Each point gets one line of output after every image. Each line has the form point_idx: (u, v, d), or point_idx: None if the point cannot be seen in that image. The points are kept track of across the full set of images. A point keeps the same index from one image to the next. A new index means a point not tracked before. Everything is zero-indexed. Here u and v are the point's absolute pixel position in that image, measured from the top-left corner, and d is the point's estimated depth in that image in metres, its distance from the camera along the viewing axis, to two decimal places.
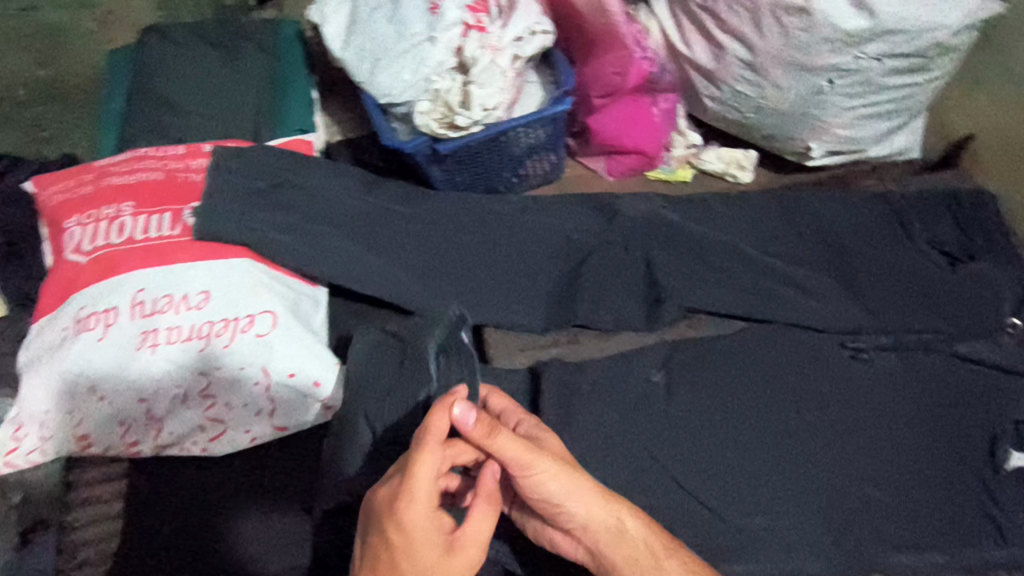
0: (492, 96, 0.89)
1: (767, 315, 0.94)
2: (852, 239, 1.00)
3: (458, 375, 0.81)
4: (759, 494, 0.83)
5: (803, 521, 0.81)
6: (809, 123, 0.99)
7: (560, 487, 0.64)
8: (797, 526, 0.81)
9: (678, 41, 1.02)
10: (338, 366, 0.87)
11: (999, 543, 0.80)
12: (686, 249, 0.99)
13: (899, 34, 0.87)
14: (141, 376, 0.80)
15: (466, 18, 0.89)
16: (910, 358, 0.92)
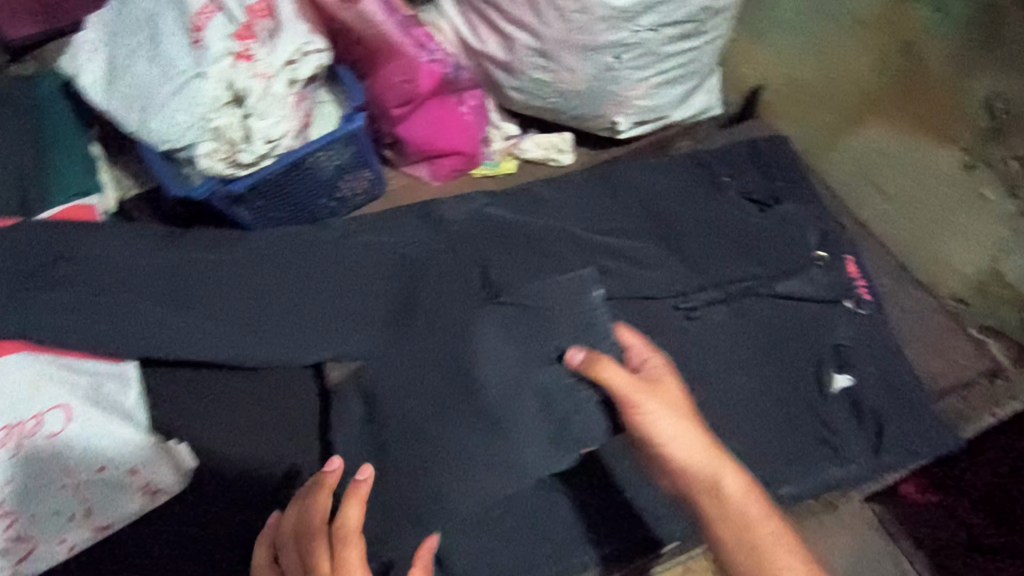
0: (274, 126, 0.81)
1: (602, 292, 0.96)
2: (667, 202, 1.04)
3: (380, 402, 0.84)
4: None
5: None
6: (608, 99, 1.01)
7: (671, 429, 0.70)
8: None
9: (470, 36, 1.00)
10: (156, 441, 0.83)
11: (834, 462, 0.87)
12: (514, 243, 0.99)
13: (669, 2, 0.89)
14: None
15: (233, 47, 0.80)
16: (738, 307, 0.96)
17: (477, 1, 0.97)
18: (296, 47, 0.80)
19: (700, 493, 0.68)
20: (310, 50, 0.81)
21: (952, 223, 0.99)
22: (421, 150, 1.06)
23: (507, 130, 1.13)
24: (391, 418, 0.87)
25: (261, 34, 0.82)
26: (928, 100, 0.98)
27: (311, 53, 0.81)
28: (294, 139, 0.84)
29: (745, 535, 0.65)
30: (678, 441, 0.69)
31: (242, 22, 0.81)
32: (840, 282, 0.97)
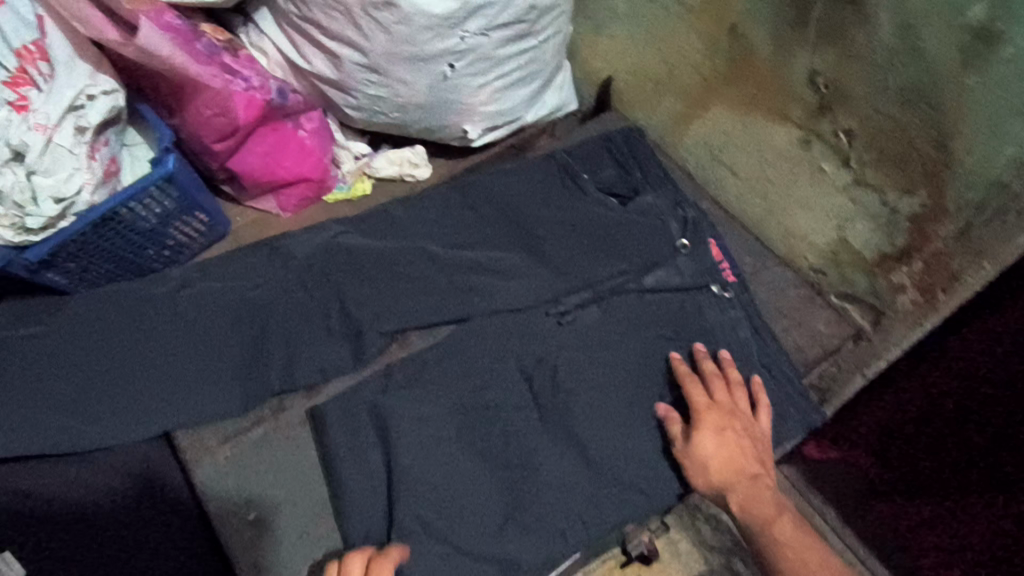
0: (65, 183, 0.72)
1: (468, 312, 0.92)
2: (527, 207, 1.01)
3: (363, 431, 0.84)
4: (503, 501, 0.82)
5: (551, 506, 0.82)
6: (452, 108, 0.97)
7: (700, 464, 0.81)
8: (549, 514, 0.82)
9: (296, 56, 0.94)
10: None
11: None
12: (370, 269, 0.93)
13: (493, 6, 0.85)
14: None
15: (5, 97, 0.71)
16: (609, 307, 0.94)
17: (294, 19, 0.90)
18: (78, 91, 0.71)
19: (753, 515, 0.77)
20: (96, 92, 0.73)
21: (799, 198, 1.01)
22: (259, 182, 0.99)
23: (359, 149, 1.07)
24: (260, 478, 0.82)
25: (38, 79, 0.73)
26: (758, 83, 1.06)
27: (98, 96, 0.73)
28: (96, 192, 0.76)
29: (785, 554, 0.74)
30: (717, 477, 0.80)
31: (14, 68, 0.72)
32: (706, 267, 0.96)
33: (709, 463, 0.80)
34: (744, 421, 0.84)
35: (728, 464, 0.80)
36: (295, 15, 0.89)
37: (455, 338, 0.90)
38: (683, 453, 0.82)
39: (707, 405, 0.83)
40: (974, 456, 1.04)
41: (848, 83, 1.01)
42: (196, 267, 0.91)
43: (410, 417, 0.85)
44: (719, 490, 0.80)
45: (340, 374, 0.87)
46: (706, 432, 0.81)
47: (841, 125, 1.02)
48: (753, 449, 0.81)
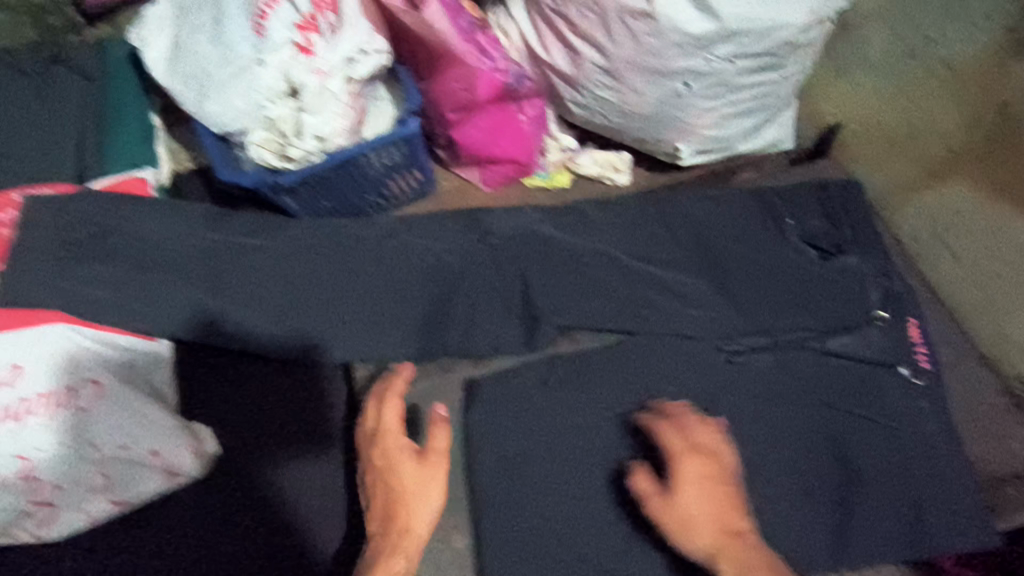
0: (327, 123, 0.81)
1: (641, 327, 0.93)
2: (723, 238, 1.00)
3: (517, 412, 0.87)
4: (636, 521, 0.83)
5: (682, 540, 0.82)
6: (673, 124, 0.97)
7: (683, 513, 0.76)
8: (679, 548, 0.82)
9: (537, 45, 0.98)
10: (184, 427, 0.76)
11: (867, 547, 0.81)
12: (556, 262, 0.96)
13: (750, 34, 0.84)
14: None
15: (294, 38, 0.81)
16: (785, 358, 0.90)
17: (546, 10, 0.93)
18: (356, 47, 0.79)
19: None
20: (370, 49, 0.80)
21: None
22: (472, 154, 1.04)
23: (565, 142, 1.09)
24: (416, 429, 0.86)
25: (324, 27, 0.81)
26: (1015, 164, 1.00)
27: (371, 53, 0.80)
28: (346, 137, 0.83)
29: None
30: (704, 541, 0.74)
31: (306, 13, 0.81)
32: (898, 346, 0.91)
33: (690, 514, 0.76)
34: (715, 472, 0.78)
35: (723, 515, 0.75)
36: (548, 6, 0.93)
37: (620, 347, 0.92)
38: (658, 504, 0.78)
39: (685, 460, 0.78)
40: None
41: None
42: (399, 220, 0.98)
43: (563, 412, 0.88)
44: (710, 551, 0.74)
45: (510, 352, 0.92)
46: (682, 485, 0.77)
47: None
48: (738, 499, 0.77)
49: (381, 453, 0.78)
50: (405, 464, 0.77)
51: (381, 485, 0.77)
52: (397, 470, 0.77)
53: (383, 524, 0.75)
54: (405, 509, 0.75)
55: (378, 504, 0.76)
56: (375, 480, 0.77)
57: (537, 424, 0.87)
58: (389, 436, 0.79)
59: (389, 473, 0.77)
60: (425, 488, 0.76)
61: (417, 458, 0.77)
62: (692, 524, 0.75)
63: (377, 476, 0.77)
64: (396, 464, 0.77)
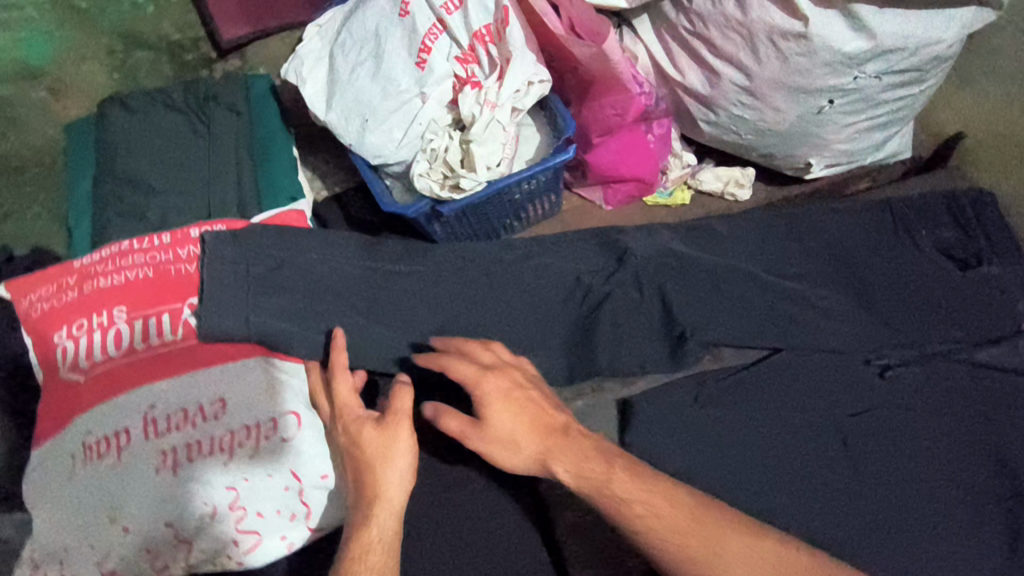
0: (493, 153, 0.82)
1: (789, 341, 0.93)
2: (861, 251, 1.00)
3: (675, 430, 0.87)
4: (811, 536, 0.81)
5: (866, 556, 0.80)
6: (809, 141, 0.97)
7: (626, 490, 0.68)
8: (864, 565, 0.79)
9: (669, 67, 1.00)
10: None
11: None
12: (694, 277, 0.97)
13: (901, 51, 0.85)
14: (167, 503, 0.70)
15: (457, 72, 0.84)
16: (934, 368, 0.91)
17: (684, 32, 0.95)
18: (523, 79, 0.81)
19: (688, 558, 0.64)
20: (535, 80, 0.82)
21: None
22: (600, 174, 1.06)
23: (688, 159, 1.10)
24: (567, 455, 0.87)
25: (486, 59, 0.83)
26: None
27: (536, 84, 0.82)
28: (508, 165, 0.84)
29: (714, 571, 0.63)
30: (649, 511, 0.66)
31: (467, 47, 0.84)
32: None
33: (514, 437, 0.72)
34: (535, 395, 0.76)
35: (543, 426, 0.72)
36: (688, 29, 0.94)
37: (769, 364, 0.91)
38: (461, 422, 0.72)
39: (490, 392, 0.73)
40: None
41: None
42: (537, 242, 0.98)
43: (722, 430, 0.87)
44: (540, 460, 0.71)
45: (657, 371, 0.93)
46: (492, 411, 0.72)
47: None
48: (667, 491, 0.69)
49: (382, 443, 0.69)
50: (369, 434, 0.70)
51: (376, 450, 0.69)
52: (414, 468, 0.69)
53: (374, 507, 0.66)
54: (374, 474, 0.68)
55: (372, 490, 0.67)
56: (366, 466, 0.69)
57: (697, 441, 0.86)
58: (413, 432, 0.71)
59: (396, 440, 0.70)
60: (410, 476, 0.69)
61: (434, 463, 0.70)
62: (524, 443, 0.71)
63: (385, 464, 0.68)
64: (358, 431, 0.71)
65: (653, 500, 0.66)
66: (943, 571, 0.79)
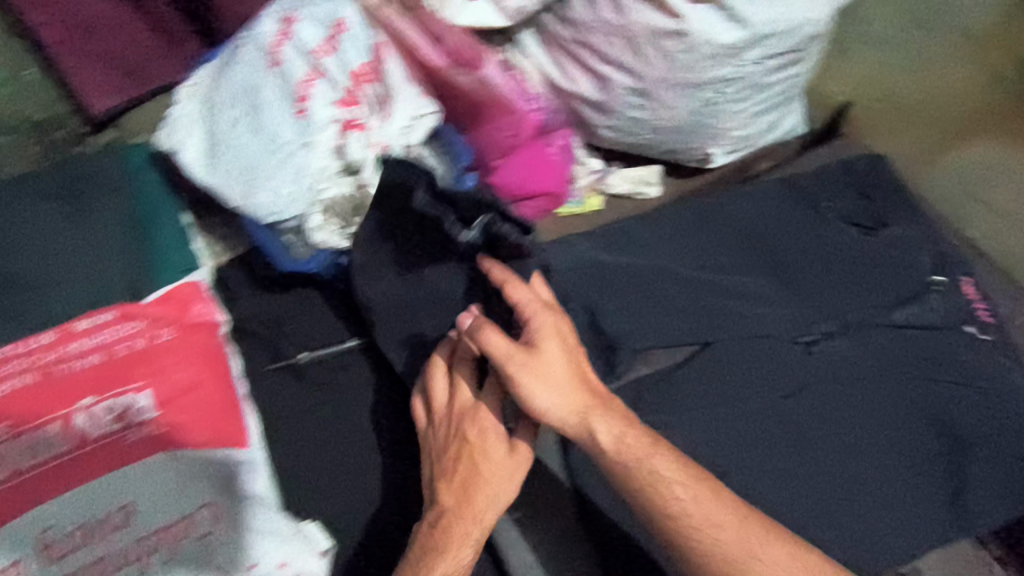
0: (391, 194, 0.80)
1: (717, 334, 0.92)
2: (771, 230, 1.01)
3: None
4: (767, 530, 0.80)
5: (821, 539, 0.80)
6: (706, 132, 0.98)
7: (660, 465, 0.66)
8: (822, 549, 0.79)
9: (559, 77, 0.98)
10: (304, 532, 0.72)
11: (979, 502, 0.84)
12: (618, 284, 0.97)
13: (778, 36, 0.85)
14: None
15: (338, 116, 0.81)
16: (861, 338, 0.92)
17: (568, 42, 0.95)
18: (410, 114, 0.80)
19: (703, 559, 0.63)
20: (422, 115, 0.81)
21: None
22: None
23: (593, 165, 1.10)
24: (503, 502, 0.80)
25: (370, 99, 0.81)
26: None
27: (423, 118, 0.81)
28: None
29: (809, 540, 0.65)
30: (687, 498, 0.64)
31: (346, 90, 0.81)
32: (961, 307, 0.94)
33: (562, 401, 0.69)
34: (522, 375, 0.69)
35: (597, 393, 0.70)
36: (570, 38, 0.94)
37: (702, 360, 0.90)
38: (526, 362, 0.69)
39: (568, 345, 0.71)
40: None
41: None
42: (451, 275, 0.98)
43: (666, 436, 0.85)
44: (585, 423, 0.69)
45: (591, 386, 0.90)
46: (536, 375, 0.68)
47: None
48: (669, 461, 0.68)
49: (455, 436, 0.72)
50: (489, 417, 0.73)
51: (472, 443, 0.72)
52: (484, 457, 0.71)
53: (458, 508, 0.69)
54: (474, 476, 0.70)
55: (450, 487, 0.71)
56: (445, 458, 0.72)
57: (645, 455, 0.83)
58: (484, 421, 0.72)
59: (494, 430, 0.72)
60: (491, 465, 0.71)
61: (506, 449, 0.72)
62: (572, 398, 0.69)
63: (461, 457, 0.71)
64: (466, 420, 0.73)
65: (695, 489, 0.65)
66: (889, 537, 0.81)
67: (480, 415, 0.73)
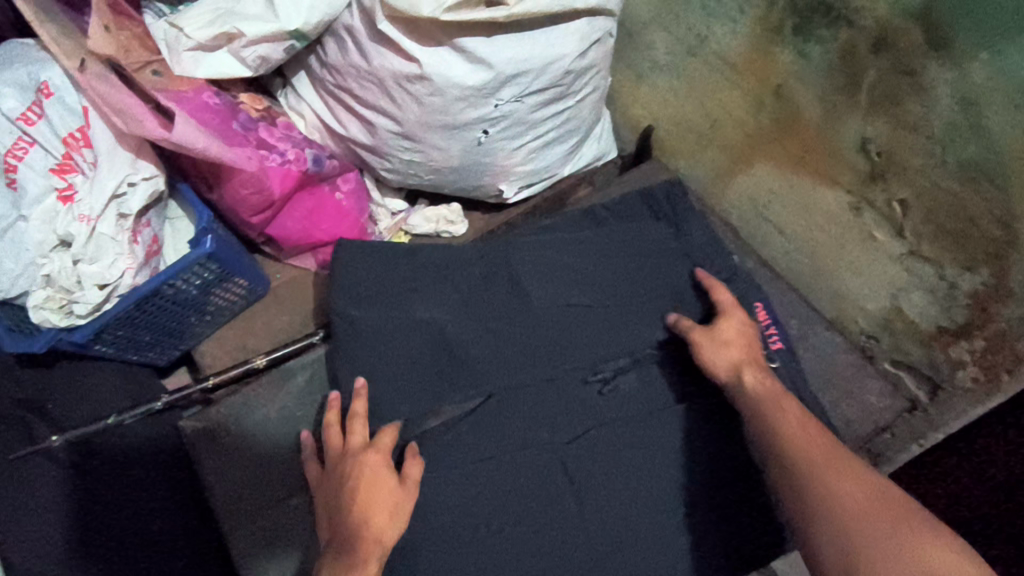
0: (109, 267, 0.74)
1: (499, 378, 0.89)
2: (556, 267, 0.95)
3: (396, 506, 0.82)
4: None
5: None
6: (487, 170, 0.96)
7: (780, 420, 0.71)
8: None
9: (333, 121, 0.95)
10: None
11: (759, 532, 0.84)
12: (394, 337, 0.89)
13: (528, 74, 0.83)
14: None
15: (54, 185, 0.73)
16: (648, 374, 0.91)
17: (331, 87, 0.91)
18: (121, 180, 0.75)
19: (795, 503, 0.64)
20: (136, 180, 0.76)
21: (849, 264, 0.91)
22: (299, 244, 0.99)
23: (394, 207, 1.07)
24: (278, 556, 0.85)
25: (83, 166, 0.75)
26: (805, 143, 0.87)
27: (139, 183, 0.76)
28: (137, 274, 0.78)
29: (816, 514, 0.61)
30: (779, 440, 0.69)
31: (61, 155, 0.74)
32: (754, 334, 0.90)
33: (730, 357, 0.81)
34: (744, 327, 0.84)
35: (750, 358, 0.81)
36: (332, 84, 0.90)
37: (486, 412, 0.87)
38: (701, 336, 0.83)
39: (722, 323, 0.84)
40: (994, 531, 1.04)
41: (902, 150, 0.76)
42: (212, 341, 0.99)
43: (443, 490, 0.82)
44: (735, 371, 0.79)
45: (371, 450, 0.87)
46: (719, 340, 0.82)
47: (896, 193, 0.79)
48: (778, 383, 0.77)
49: (354, 471, 0.78)
50: (386, 478, 0.78)
51: (361, 490, 0.76)
52: (378, 492, 0.76)
53: (354, 533, 0.73)
54: (366, 517, 0.75)
55: (348, 519, 0.75)
56: (345, 496, 0.76)
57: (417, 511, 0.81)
58: (375, 457, 0.79)
59: (374, 484, 0.77)
60: (382, 497, 0.76)
61: (397, 482, 0.78)
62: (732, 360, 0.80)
63: (354, 494, 0.76)
64: (374, 477, 0.77)
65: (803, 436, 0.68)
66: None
67: (375, 453, 0.79)
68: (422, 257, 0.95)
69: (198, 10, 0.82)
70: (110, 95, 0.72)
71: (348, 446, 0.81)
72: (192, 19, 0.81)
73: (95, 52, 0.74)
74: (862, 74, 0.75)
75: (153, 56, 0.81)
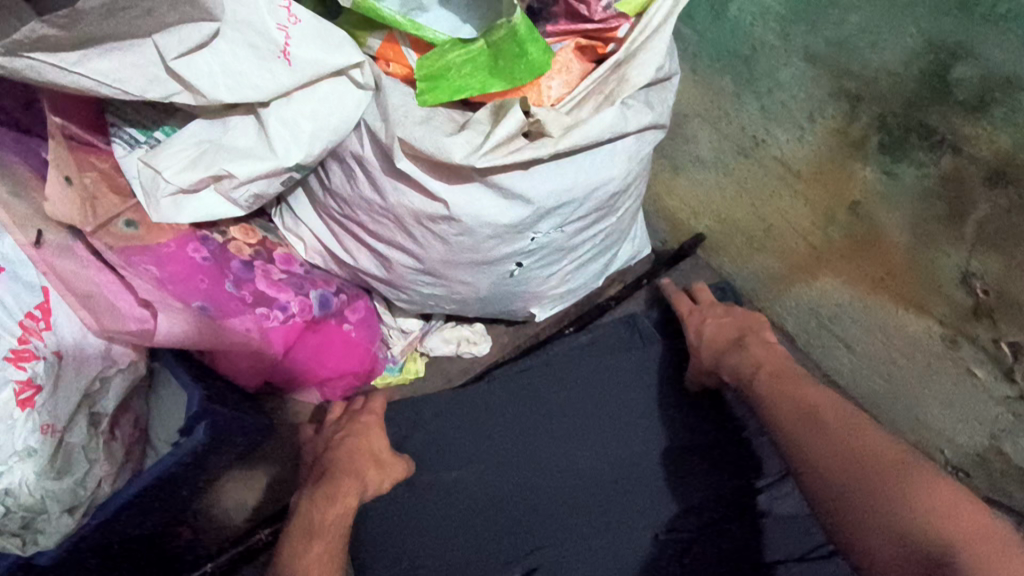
0: (81, 477, 0.62)
1: (546, 544, 0.77)
2: (598, 405, 0.86)
3: None
4: None
5: None
6: (518, 297, 0.83)
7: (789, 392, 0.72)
8: None
9: (339, 249, 0.82)
10: None
11: None
12: (434, 508, 0.79)
13: (570, 204, 0.72)
14: None
15: (9, 377, 0.57)
16: (721, 534, 0.78)
17: (337, 215, 0.78)
18: (95, 375, 0.63)
19: (809, 450, 0.66)
20: (110, 372, 0.64)
21: (936, 393, 0.80)
22: (301, 384, 0.85)
23: (407, 326, 0.92)
24: None
25: (44, 352, 0.59)
26: (889, 267, 0.77)
27: (114, 376, 0.64)
28: (117, 482, 0.66)
29: (832, 445, 0.65)
30: (801, 402, 0.71)
31: (16, 336, 0.58)
32: None
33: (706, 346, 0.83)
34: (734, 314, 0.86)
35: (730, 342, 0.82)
36: (338, 212, 0.78)
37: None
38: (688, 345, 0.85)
39: (688, 309, 0.88)
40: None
41: (1016, 290, 0.70)
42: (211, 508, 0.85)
43: None
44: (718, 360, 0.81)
45: None
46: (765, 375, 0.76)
47: (1006, 333, 0.72)
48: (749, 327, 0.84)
49: (348, 422, 0.78)
50: (380, 440, 0.78)
51: (353, 440, 0.76)
52: (371, 440, 0.77)
53: (337, 470, 0.73)
54: (353, 466, 0.74)
55: (332, 456, 0.75)
56: (333, 445, 0.77)
57: None
58: (373, 417, 0.79)
59: (369, 442, 0.77)
60: (372, 446, 0.77)
61: (388, 446, 0.78)
62: (705, 349, 0.82)
63: (351, 437, 0.76)
64: (368, 434, 0.77)
65: (787, 397, 0.72)
66: None
67: (371, 414, 0.80)
68: (463, 394, 0.86)
69: (175, 145, 0.68)
70: (77, 278, 0.63)
71: (345, 412, 0.81)
72: (171, 159, 0.67)
73: (56, 219, 0.62)
74: (971, 208, 0.70)
75: (124, 202, 0.68)
